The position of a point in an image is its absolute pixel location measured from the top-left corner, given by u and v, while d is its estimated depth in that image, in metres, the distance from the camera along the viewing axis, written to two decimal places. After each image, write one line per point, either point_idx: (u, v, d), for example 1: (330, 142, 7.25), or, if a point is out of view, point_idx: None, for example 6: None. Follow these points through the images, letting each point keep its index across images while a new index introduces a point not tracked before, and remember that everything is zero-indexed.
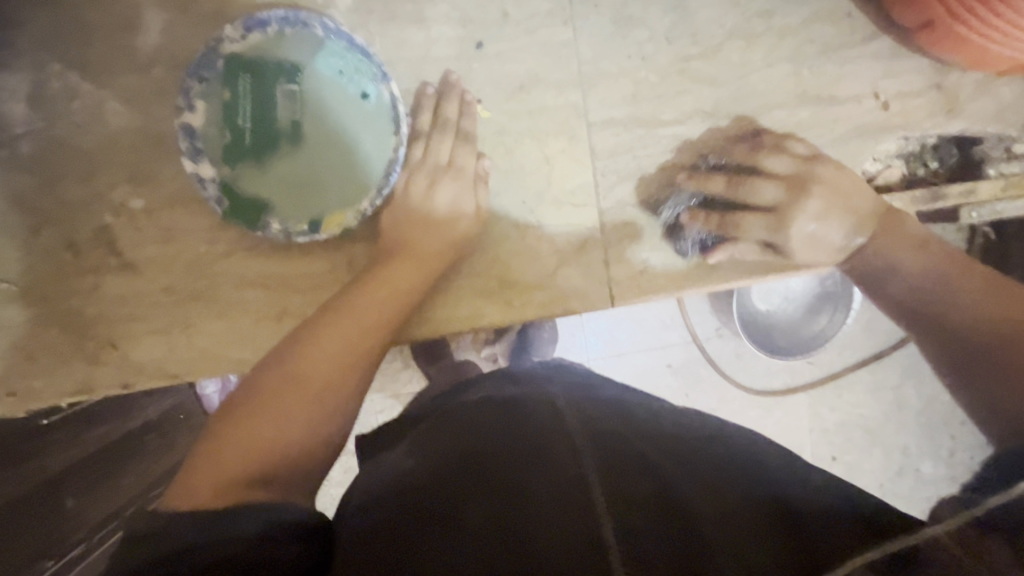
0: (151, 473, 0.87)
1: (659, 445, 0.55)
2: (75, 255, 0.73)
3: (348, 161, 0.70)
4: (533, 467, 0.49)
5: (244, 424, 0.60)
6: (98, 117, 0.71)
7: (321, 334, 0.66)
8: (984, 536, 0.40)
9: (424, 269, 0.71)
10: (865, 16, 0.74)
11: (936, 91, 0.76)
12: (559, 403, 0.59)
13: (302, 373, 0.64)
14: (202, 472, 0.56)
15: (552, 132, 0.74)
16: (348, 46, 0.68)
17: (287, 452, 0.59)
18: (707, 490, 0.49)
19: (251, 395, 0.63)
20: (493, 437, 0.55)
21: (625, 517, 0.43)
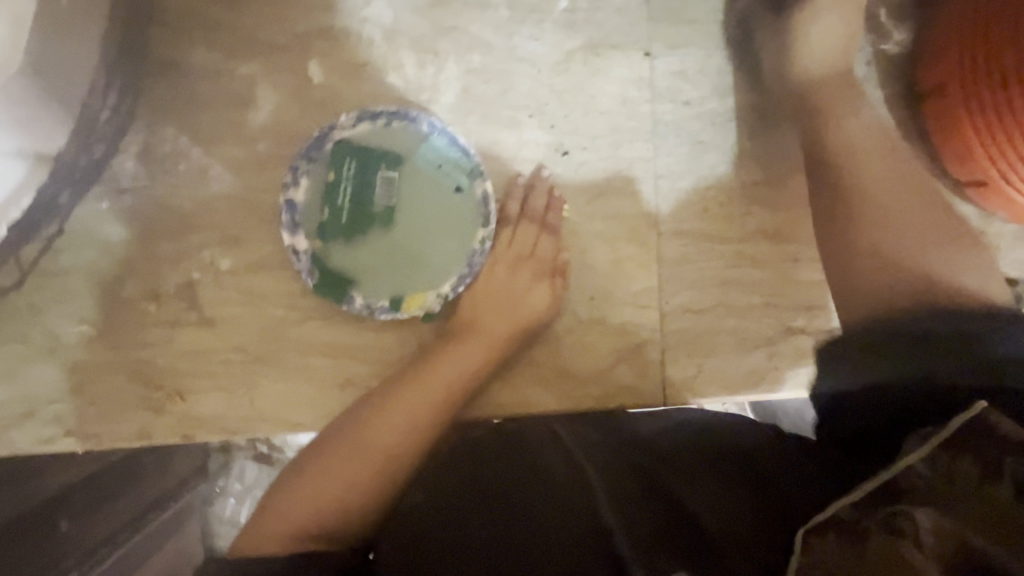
0: (148, 493, 0.72)
1: (652, 445, 0.61)
2: (157, 306, 0.75)
3: (435, 246, 0.74)
4: (534, 492, 0.55)
5: (311, 474, 0.64)
6: (201, 180, 0.75)
7: (392, 401, 0.69)
8: (945, 453, 0.42)
9: (495, 352, 0.73)
10: (920, 162, 0.81)
11: (978, 236, 0.83)
12: (559, 435, 0.66)
13: (374, 436, 0.66)
14: (273, 516, 0.61)
15: (623, 234, 0.79)
16: (450, 143, 0.73)
17: (351, 511, 0.62)
18: (700, 475, 0.54)
19: (320, 447, 0.66)
20: (497, 465, 0.60)
21: (628, 511, 0.51)
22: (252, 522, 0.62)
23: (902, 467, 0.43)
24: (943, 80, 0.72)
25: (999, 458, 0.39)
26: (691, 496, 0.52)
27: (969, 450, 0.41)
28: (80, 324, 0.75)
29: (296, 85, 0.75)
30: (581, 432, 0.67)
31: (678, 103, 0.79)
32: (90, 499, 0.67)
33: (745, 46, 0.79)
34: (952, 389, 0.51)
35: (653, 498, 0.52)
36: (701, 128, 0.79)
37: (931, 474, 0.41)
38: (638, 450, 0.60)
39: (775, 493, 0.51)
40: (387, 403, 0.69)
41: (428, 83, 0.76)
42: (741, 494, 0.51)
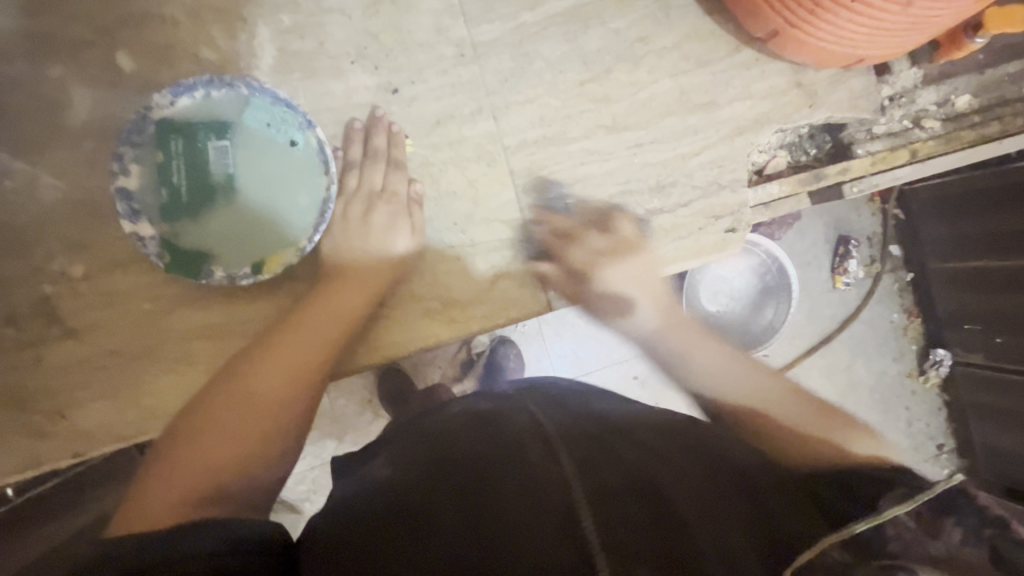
0: None
1: (644, 443, 0.60)
2: (14, 328, 0.73)
3: (282, 202, 0.75)
4: (509, 482, 0.52)
5: (190, 445, 0.61)
6: (31, 193, 0.73)
7: (271, 349, 0.69)
8: (939, 518, 0.46)
9: (371, 287, 0.76)
10: (727, 31, 0.86)
11: (798, 88, 0.89)
12: (536, 415, 0.62)
13: (254, 389, 0.65)
14: (151, 493, 0.56)
15: (472, 157, 0.82)
16: (273, 100, 0.75)
17: (235, 465, 0.60)
18: (685, 481, 0.54)
19: (199, 414, 0.64)
20: (472, 454, 0.57)
21: (605, 505, 0.48)
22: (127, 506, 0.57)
23: (883, 519, 0.48)
24: None
25: (977, 528, 0.45)
26: (675, 497, 0.51)
27: (955, 520, 0.46)
28: None
29: (108, 79, 0.74)
30: (555, 411, 0.64)
31: (494, 22, 0.82)
32: None
33: None
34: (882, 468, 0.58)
35: (633, 499, 0.50)
36: (520, 40, 0.83)
37: (913, 532, 0.46)
38: (620, 441, 0.59)
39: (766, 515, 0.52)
40: (266, 353, 0.68)
41: (242, 51, 0.77)
42: (731, 512, 0.52)
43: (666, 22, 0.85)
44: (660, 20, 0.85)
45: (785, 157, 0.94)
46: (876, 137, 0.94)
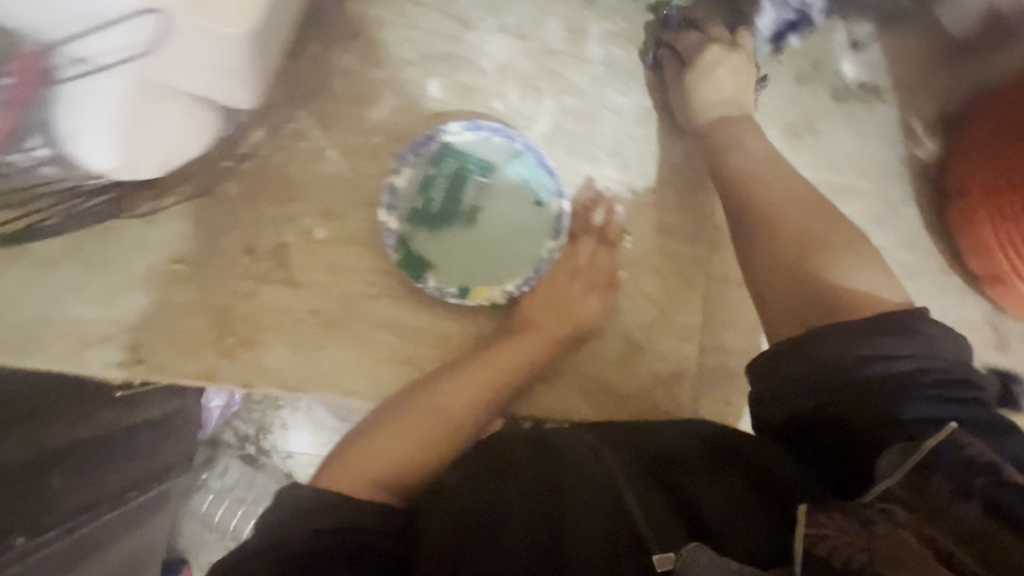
0: (124, 478, 0.73)
1: (676, 449, 0.63)
2: (250, 259, 0.82)
3: (508, 247, 0.83)
4: (568, 488, 0.59)
5: (383, 434, 0.70)
6: (317, 159, 0.84)
7: (457, 377, 0.76)
8: (925, 475, 0.45)
9: (548, 348, 0.80)
10: (942, 253, 0.91)
11: (991, 328, 0.91)
12: (578, 432, 0.69)
13: (442, 404, 0.73)
14: (346, 466, 0.66)
15: (675, 271, 0.88)
16: (538, 162, 0.83)
17: (404, 468, 0.68)
18: (715, 478, 0.58)
19: (387, 414, 0.73)
20: (528, 457, 0.65)
21: (648, 504, 0.55)
22: (325, 469, 0.68)
23: (884, 495, 0.45)
24: (968, 186, 0.83)
25: (989, 489, 0.42)
26: (701, 494, 0.56)
27: (941, 470, 0.44)
28: (177, 262, 0.82)
29: (416, 95, 0.86)
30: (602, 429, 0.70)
31: None
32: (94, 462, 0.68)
33: (800, 130, 0.91)
34: (945, 401, 0.54)
35: (664, 491, 0.57)
36: None
37: (948, 490, 0.43)
38: (654, 450, 0.63)
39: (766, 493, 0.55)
40: (450, 380, 0.76)
41: (525, 114, 0.88)
42: (750, 500, 0.55)
43: (887, 223, 0.91)
44: (883, 220, 0.91)
45: None
46: None
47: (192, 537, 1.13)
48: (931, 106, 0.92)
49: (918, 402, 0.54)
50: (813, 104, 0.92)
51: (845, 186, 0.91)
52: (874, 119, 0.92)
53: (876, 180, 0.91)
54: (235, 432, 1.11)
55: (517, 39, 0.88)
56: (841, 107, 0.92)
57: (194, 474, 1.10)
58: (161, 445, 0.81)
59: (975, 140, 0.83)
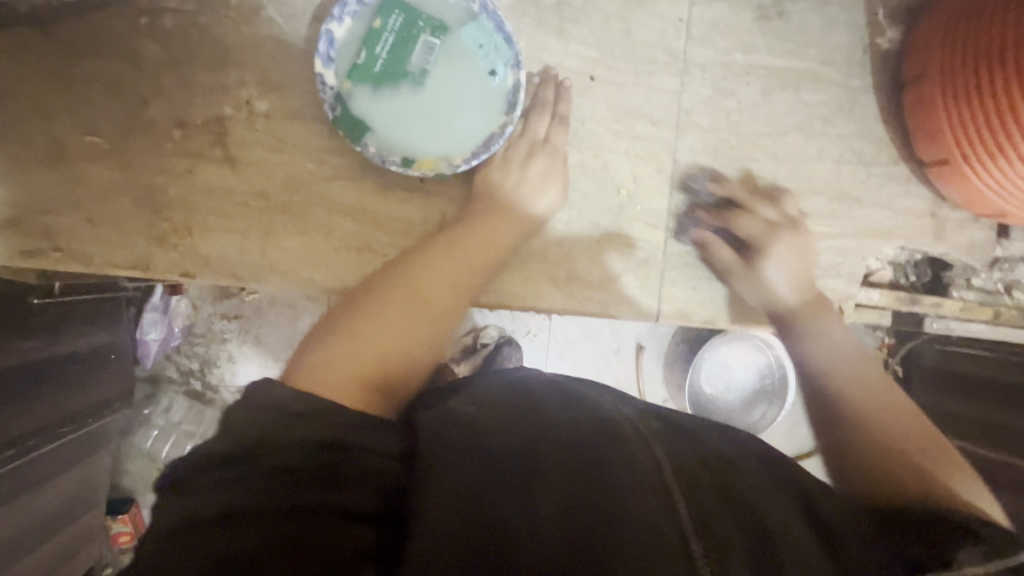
0: (70, 405, 0.92)
1: (733, 462, 0.55)
2: (180, 133, 0.73)
3: (458, 119, 0.77)
4: (614, 465, 0.47)
5: (360, 328, 0.65)
6: (250, 18, 0.73)
7: (439, 253, 0.73)
8: None
9: (524, 223, 0.79)
10: (894, 143, 0.93)
11: (931, 217, 0.96)
12: (621, 412, 0.58)
13: (423, 292, 0.70)
14: (328, 367, 0.60)
15: (643, 158, 0.86)
16: (496, 28, 0.76)
17: (400, 353, 0.65)
18: (777, 506, 0.50)
19: (369, 298, 0.69)
20: (566, 429, 0.52)
21: (707, 521, 0.44)
22: (302, 370, 0.60)
23: None
24: (926, 66, 0.84)
25: None
26: (755, 514, 0.48)
27: None
28: (92, 135, 0.71)
29: None
30: (644, 418, 0.60)
31: (708, 50, 0.87)
32: (41, 385, 0.85)
33: (770, 13, 0.89)
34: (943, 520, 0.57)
35: (721, 498, 0.48)
36: (723, 76, 0.88)
37: None
38: (710, 453, 0.55)
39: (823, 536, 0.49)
40: (423, 268, 0.72)
41: None
42: (807, 538, 0.47)
43: (846, 114, 0.92)
44: (842, 110, 0.92)
45: (890, 273, 0.98)
46: (973, 288, 1.00)
47: (138, 472, 1.20)
48: None
49: (922, 520, 0.58)
50: None
51: (809, 73, 0.91)
52: (840, 5, 0.91)
53: (840, 69, 0.92)
54: (176, 367, 1.19)
55: None
56: None
57: (135, 410, 1.19)
58: (93, 381, 0.99)
59: (937, 21, 0.84)
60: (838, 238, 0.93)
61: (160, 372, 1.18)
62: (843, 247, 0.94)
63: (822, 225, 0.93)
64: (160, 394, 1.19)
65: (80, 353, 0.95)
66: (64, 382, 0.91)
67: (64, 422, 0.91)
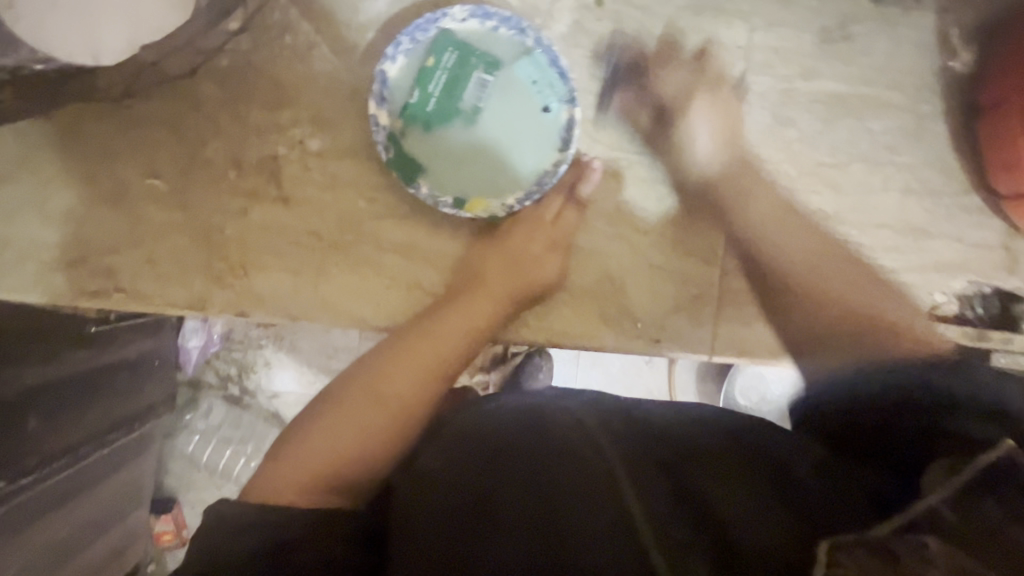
0: (113, 414, 0.84)
1: (687, 445, 0.58)
2: (236, 174, 0.73)
3: (510, 157, 0.75)
4: (570, 519, 0.51)
5: (328, 423, 0.65)
6: (305, 57, 0.73)
7: (394, 360, 0.68)
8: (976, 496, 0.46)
9: (493, 313, 0.74)
10: (965, 172, 0.88)
11: (1004, 250, 0.91)
12: (580, 416, 0.60)
13: (383, 388, 0.67)
14: (289, 467, 0.61)
15: (698, 191, 0.83)
16: (550, 63, 0.74)
17: (345, 471, 0.62)
18: (742, 500, 0.52)
19: (330, 397, 0.67)
20: (525, 461, 0.57)
21: (664, 530, 0.49)
22: (265, 469, 0.62)
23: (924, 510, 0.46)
24: (1005, 94, 0.79)
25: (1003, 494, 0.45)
26: (703, 484, 0.53)
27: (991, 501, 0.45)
28: (152, 177, 0.72)
29: None
30: (595, 410, 0.62)
31: (766, 76, 0.84)
32: (64, 404, 0.73)
33: (835, 37, 0.85)
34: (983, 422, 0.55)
35: (670, 499, 0.52)
36: (783, 104, 0.84)
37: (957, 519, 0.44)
38: (661, 441, 0.58)
39: (791, 493, 0.53)
40: (394, 354, 0.69)
41: (541, 8, 0.78)
42: (777, 524, 0.49)
43: (913, 141, 0.87)
44: (910, 138, 0.87)
45: (955, 307, 0.91)
46: None
47: (181, 475, 1.19)
48: (971, 13, 0.86)
49: (957, 419, 0.56)
50: (850, 7, 0.84)
51: (876, 99, 0.86)
52: (910, 27, 0.86)
53: (907, 94, 0.87)
54: (216, 371, 1.16)
55: None
56: (878, 11, 0.85)
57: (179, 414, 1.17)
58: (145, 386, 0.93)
59: (1016, 46, 0.78)
60: (902, 272, 0.89)
61: (201, 377, 1.16)
62: (906, 281, 0.89)
63: (884, 258, 0.88)
64: (201, 398, 1.17)
65: (129, 359, 0.87)
66: (89, 402, 0.78)
67: (116, 426, 0.84)
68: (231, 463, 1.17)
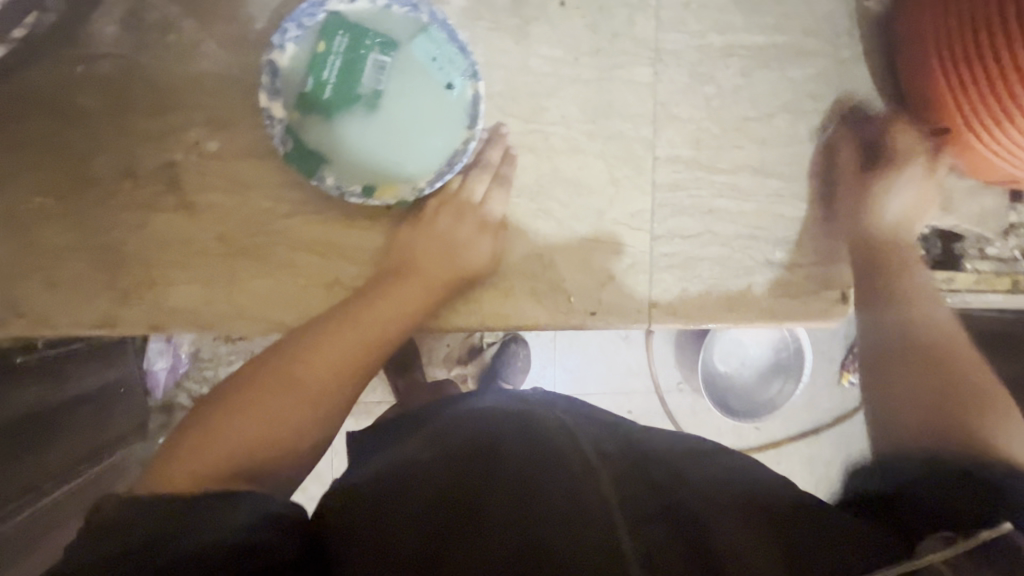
0: (88, 445, 0.86)
1: (672, 465, 0.56)
2: (132, 184, 0.70)
3: (417, 139, 0.73)
4: (554, 517, 0.48)
5: (235, 409, 0.59)
6: (190, 55, 0.70)
7: (311, 346, 0.66)
8: (975, 568, 0.42)
9: (428, 295, 0.72)
10: (890, 113, 0.87)
11: (937, 188, 0.90)
12: (572, 432, 0.59)
13: (298, 372, 0.63)
14: (186, 455, 0.55)
15: (622, 158, 0.81)
16: (448, 38, 0.72)
17: (259, 452, 0.57)
18: (727, 512, 0.49)
19: (248, 377, 0.63)
20: (513, 463, 0.54)
21: (649, 547, 0.45)
22: (162, 460, 0.56)
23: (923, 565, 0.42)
24: (919, 27, 0.78)
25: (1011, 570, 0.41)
26: (694, 502, 0.50)
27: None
28: (41, 196, 0.68)
29: None
30: (587, 430, 0.61)
31: (679, 34, 0.81)
32: (75, 424, 0.83)
33: None
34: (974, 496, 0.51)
35: (663, 513, 0.49)
36: (700, 61, 0.82)
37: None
38: (650, 460, 0.57)
39: (781, 512, 0.50)
40: (314, 340, 0.66)
41: None
42: (764, 542, 0.46)
43: (836, 86, 0.86)
44: (832, 84, 0.86)
45: None
46: (986, 258, 0.94)
47: None
48: None
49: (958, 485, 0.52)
50: None
51: (794, 47, 0.84)
52: None
53: (825, 39, 0.85)
54: (189, 394, 1.16)
55: None
56: None
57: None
58: (109, 418, 0.94)
59: None
60: (838, 220, 0.88)
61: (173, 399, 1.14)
62: (844, 230, 0.88)
63: (820, 207, 0.87)
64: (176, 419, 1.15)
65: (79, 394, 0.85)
66: (70, 428, 0.82)
67: (106, 448, 0.91)
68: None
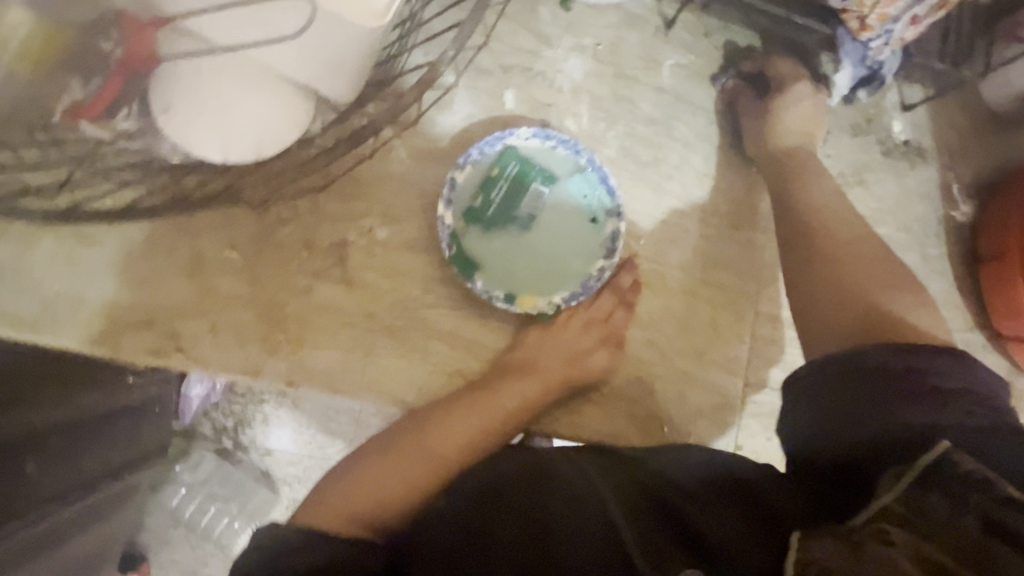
0: (121, 457, 0.79)
1: (670, 474, 0.61)
2: (307, 254, 0.79)
3: (558, 260, 0.82)
4: (562, 527, 0.55)
5: (368, 467, 0.69)
6: (385, 158, 0.82)
7: (441, 424, 0.72)
8: (929, 492, 0.48)
9: (546, 397, 0.78)
10: (967, 311, 0.96)
11: (1007, 386, 0.96)
12: (572, 449, 0.66)
13: (430, 447, 0.70)
14: (328, 497, 0.66)
15: (724, 305, 0.89)
16: (600, 180, 0.83)
17: (390, 508, 0.66)
18: (721, 518, 0.55)
19: (382, 443, 0.71)
20: (515, 476, 0.61)
21: (659, 559, 0.51)
22: (313, 495, 0.67)
23: (878, 505, 0.50)
24: (1005, 246, 0.89)
25: (979, 501, 0.45)
26: (691, 514, 0.56)
27: (937, 492, 0.47)
28: (229, 249, 0.78)
29: (492, 108, 0.85)
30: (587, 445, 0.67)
31: None
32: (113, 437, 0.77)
33: (851, 179, 0.95)
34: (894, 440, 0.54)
35: (668, 529, 0.55)
36: None
37: (914, 507, 0.48)
38: (657, 482, 0.60)
39: (771, 521, 0.55)
40: (444, 417, 0.73)
41: (595, 135, 0.89)
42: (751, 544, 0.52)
43: (922, 278, 0.95)
44: (919, 277, 0.95)
45: None
46: None
47: (156, 531, 1.16)
48: (972, 172, 0.97)
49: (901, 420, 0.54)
50: (864, 156, 0.95)
51: (885, 237, 0.95)
52: (919, 178, 0.96)
53: (915, 236, 0.96)
54: (212, 424, 1.16)
55: (594, 60, 0.89)
56: (888, 160, 0.96)
57: (167, 465, 1.16)
58: (141, 432, 0.85)
59: (1010, 205, 0.89)
60: None
61: (197, 427, 1.15)
62: None
63: None
64: (196, 451, 1.16)
65: (131, 407, 0.82)
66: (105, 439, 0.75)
67: (126, 467, 0.81)
68: (215, 521, 1.15)
